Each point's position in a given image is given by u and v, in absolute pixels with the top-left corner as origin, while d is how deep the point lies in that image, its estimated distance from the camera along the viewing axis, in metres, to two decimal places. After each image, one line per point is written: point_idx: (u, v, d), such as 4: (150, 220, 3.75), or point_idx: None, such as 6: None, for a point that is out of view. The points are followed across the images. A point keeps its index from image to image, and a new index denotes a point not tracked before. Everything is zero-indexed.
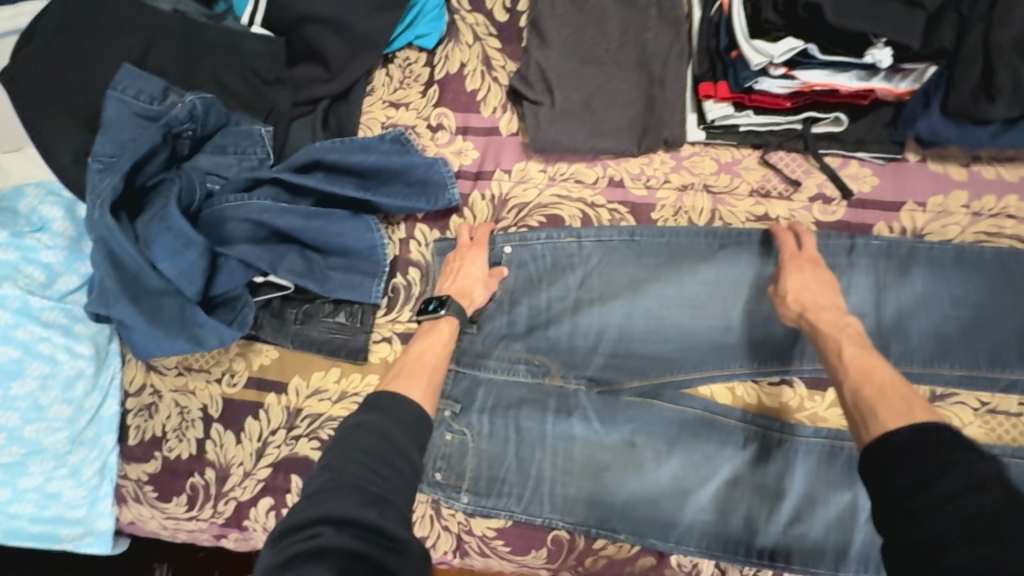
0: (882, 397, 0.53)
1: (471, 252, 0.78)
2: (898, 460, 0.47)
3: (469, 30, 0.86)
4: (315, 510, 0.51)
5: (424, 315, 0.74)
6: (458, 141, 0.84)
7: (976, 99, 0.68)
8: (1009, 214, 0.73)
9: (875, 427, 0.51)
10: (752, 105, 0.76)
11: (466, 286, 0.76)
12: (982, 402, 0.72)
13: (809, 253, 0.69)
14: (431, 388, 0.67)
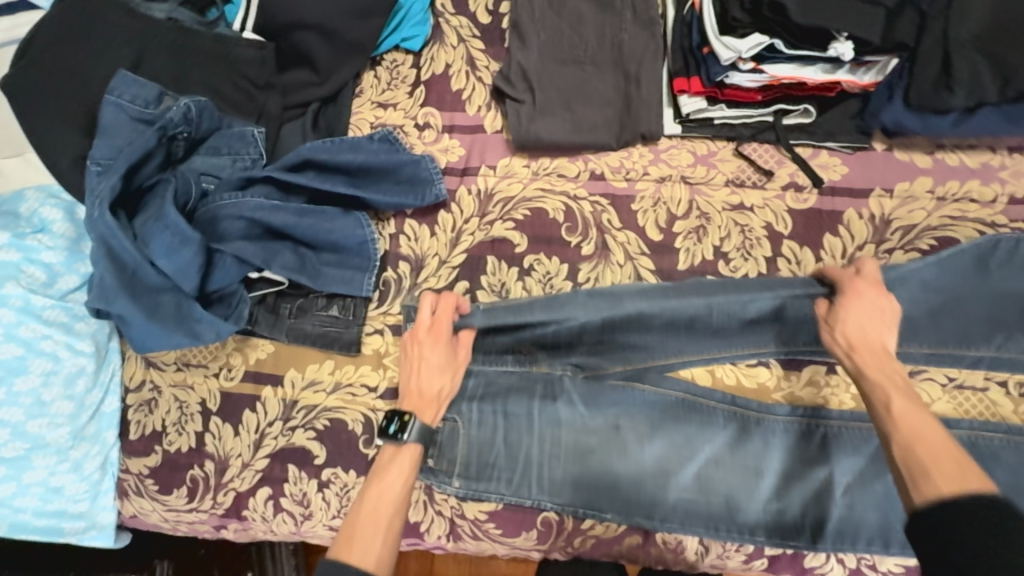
0: (936, 459, 0.55)
1: (431, 346, 0.77)
2: (952, 521, 0.50)
3: (454, 32, 0.89)
4: None
5: (387, 437, 0.73)
6: (444, 139, 0.87)
7: (938, 89, 0.72)
8: (972, 198, 0.76)
9: (927, 487, 0.54)
10: (725, 100, 0.79)
11: (433, 382, 0.77)
12: (949, 377, 0.74)
13: (869, 277, 0.71)
14: (389, 544, 0.65)
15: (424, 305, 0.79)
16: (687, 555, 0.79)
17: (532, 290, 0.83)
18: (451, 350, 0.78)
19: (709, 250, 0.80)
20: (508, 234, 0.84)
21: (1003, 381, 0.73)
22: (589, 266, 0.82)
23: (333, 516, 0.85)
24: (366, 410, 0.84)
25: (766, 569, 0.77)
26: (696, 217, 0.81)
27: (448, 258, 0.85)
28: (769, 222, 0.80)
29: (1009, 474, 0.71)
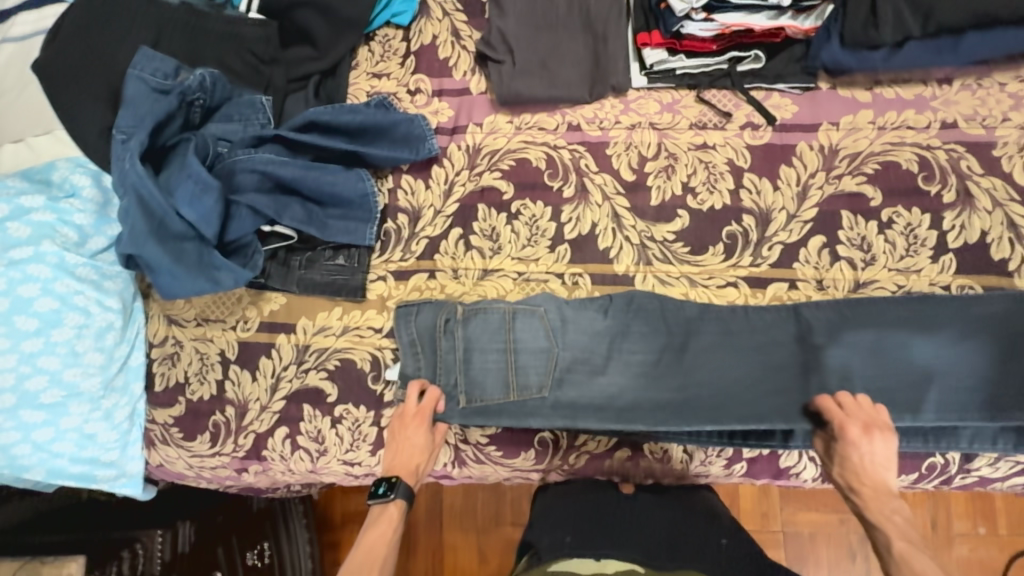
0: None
1: (413, 428, 0.84)
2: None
3: (439, 7, 0.99)
4: None
5: (375, 498, 0.83)
6: (434, 102, 0.96)
7: (867, 28, 0.82)
8: (909, 126, 0.85)
9: None
10: (684, 51, 0.89)
11: (408, 462, 0.84)
12: (899, 285, 0.82)
13: (859, 420, 0.75)
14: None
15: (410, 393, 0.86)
16: (673, 464, 0.87)
17: (520, 233, 0.91)
18: (431, 431, 0.86)
19: (678, 186, 0.89)
20: (496, 183, 0.93)
21: (947, 284, 0.81)
22: (570, 207, 0.91)
23: (346, 450, 0.92)
24: (373, 348, 0.92)
25: (745, 473, 0.86)
26: (665, 158, 0.90)
27: (443, 208, 0.93)
28: (730, 158, 0.88)
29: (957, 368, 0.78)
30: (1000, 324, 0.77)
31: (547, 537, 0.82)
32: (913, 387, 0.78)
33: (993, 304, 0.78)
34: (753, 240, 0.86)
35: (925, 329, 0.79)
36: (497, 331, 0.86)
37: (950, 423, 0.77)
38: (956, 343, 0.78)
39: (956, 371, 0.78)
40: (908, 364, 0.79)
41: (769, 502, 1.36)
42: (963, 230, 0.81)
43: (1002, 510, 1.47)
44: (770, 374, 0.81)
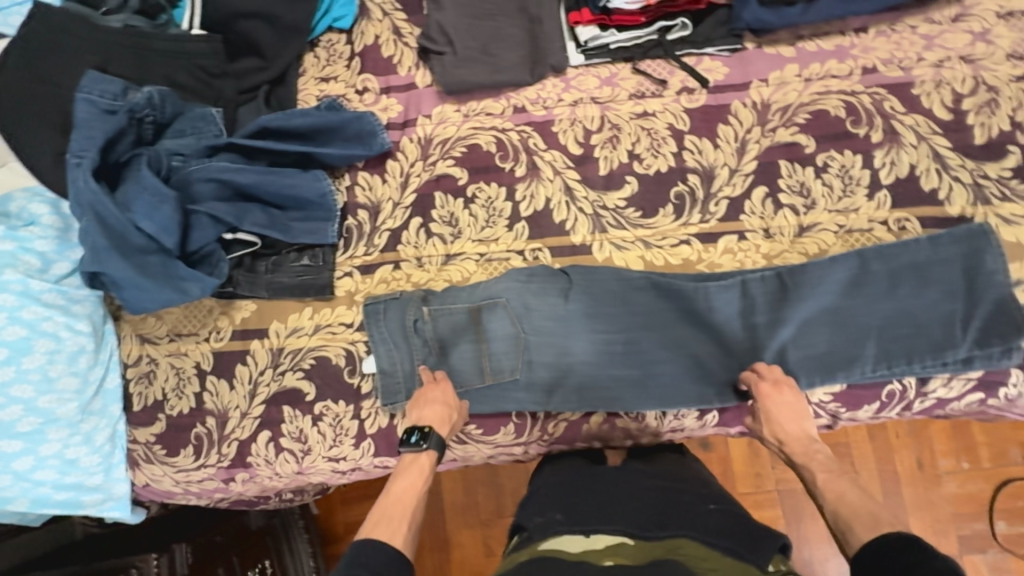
0: (850, 524, 0.68)
1: (436, 381, 0.86)
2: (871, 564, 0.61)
3: (379, 8, 1.01)
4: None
5: (406, 446, 0.80)
6: (383, 99, 0.99)
7: None
8: (833, 75, 0.89)
9: (857, 541, 0.66)
10: (615, 25, 0.93)
11: (438, 413, 0.83)
12: (840, 225, 0.86)
13: (771, 377, 0.82)
14: (407, 536, 0.73)
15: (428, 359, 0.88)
16: (648, 422, 0.90)
17: (478, 216, 0.94)
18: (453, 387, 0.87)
19: (624, 154, 0.92)
20: (450, 170, 0.96)
21: (884, 220, 0.85)
22: (524, 186, 0.94)
23: (330, 446, 0.93)
24: (346, 343, 0.93)
25: (718, 423, 0.89)
26: (609, 129, 0.93)
27: (401, 200, 0.96)
28: (670, 123, 0.92)
29: (903, 301, 0.82)
30: (935, 255, 0.82)
31: (537, 517, 0.78)
32: (851, 347, 0.83)
33: (916, 251, 0.82)
34: (700, 197, 0.90)
35: (857, 289, 0.83)
36: (465, 323, 0.87)
37: (897, 355, 0.82)
38: (888, 296, 0.83)
39: (892, 323, 0.82)
40: (847, 324, 0.83)
41: (760, 463, 1.39)
42: (893, 166, 0.86)
43: (982, 442, 1.53)
44: (722, 334, 0.86)
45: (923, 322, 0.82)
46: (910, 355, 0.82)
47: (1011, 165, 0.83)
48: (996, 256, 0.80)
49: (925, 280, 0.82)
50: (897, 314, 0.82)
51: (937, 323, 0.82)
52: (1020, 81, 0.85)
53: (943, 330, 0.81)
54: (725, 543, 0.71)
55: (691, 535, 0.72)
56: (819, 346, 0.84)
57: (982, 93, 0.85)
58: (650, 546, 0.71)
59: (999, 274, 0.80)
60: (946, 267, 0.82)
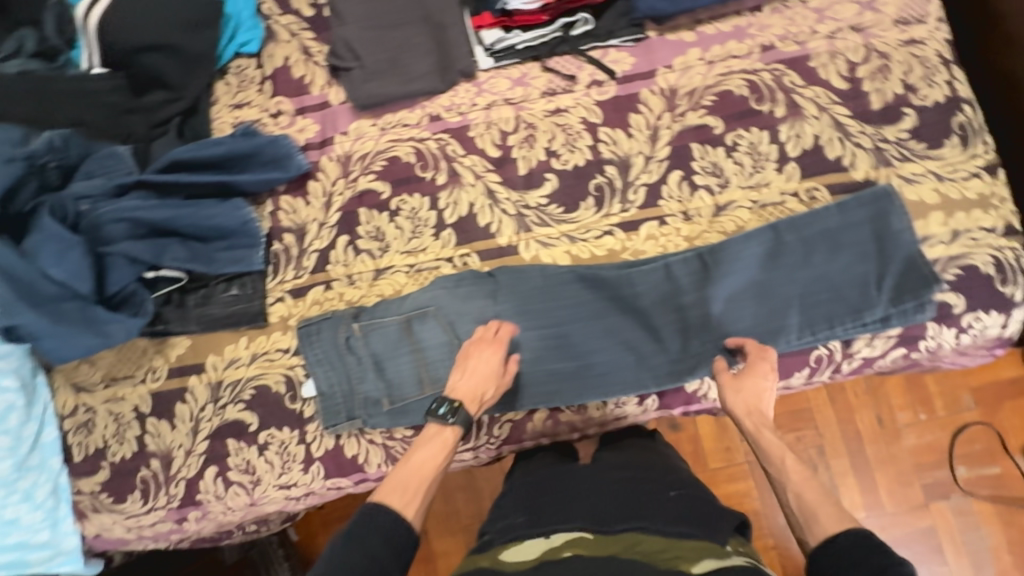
0: (816, 516, 0.69)
1: (485, 353, 0.82)
2: (841, 562, 0.63)
3: (285, 28, 1.01)
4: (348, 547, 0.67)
5: (433, 417, 0.80)
6: (298, 120, 0.98)
7: None
8: (734, 55, 0.91)
9: (818, 531, 0.68)
10: (518, 26, 0.94)
11: (476, 389, 0.81)
12: (753, 200, 0.88)
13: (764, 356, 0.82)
14: (418, 511, 0.74)
15: (485, 325, 0.85)
16: (592, 413, 0.91)
17: (404, 227, 0.94)
18: (503, 362, 0.83)
19: (541, 152, 0.93)
20: (373, 185, 0.96)
21: (795, 192, 0.88)
22: (446, 193, 0.94)
23: (279, 474, 0.92)
24: (285, 369, 0.93)
25: (658, 407, 0.90)
26: (524, 129, 0.94)
27: (326, 219, 0.96)
28: (583, 116, 0.94)
29: (818, 268, 0.85)
30: (845, 221, 0.85)
31: (499, 522, 0.80)
32: (775, 318, 0.85)
33: (826, 219, 0.85)
34: (619, 187, 0.91)
35: (775, 262, 0.86)
36: (397, 337, 0.87)
37: (818, 320, 0.85)
38: (804, 265, 0.85)
39: (811, 291, 0.85)
40: (769, 296, 0.86)
41: (729, 437, 1.42)
42: (799, 139, 0.88)
43: (934, 392, 1.59)
44: (652, 319, 0.88)
45: (840, 287, 0.84)
46: (830, 320, 0.84)
47: (908, 127, 0.86)
48: (901, 216, 0.83)
49: (837, 246, 0.85)
50: (815, 281, 0.85)
51: (854, 286, 0.84)
52: (908, 45, 0.88)
53: (859, 293, 0.84)
54: (683, 529, 0.73)
55: (648, 525, 0.74)
56: (745, 320, 0.86)
57: (874, 60, 0.88)
58: (608, 540, 0.72)
59: (905, 232, 0.83)
60: (856, 231, 0.84)
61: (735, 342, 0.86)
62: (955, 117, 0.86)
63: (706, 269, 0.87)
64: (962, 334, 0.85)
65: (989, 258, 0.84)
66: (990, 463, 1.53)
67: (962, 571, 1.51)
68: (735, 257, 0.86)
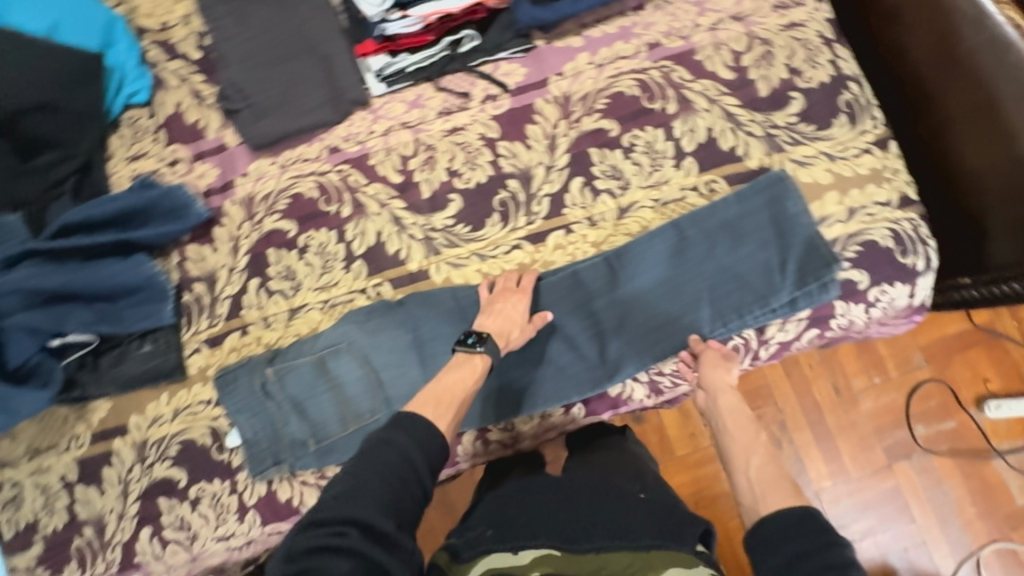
0: (773, 489, 0.69)
1: (513, 297, 0.84)
2: (784, 534, 0.64)
3: (174, 74, 0.99)
4: (378, 452, 0.67)
5: (461, 346, 0.80)
6: (197, 167, 0.97)
7: None
8: (622, 56, 0.91)
9: (771, 502, 0.68)
10: (405, 48, 0.93)
11: (502, 326, 0.82)
12: (655, 199, 0.89)
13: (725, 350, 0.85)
14: (450, 424, 0.75)
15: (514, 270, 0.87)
16: (522, 428, 0.90)
17: (314, 264, 0.93)
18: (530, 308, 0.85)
19: (442, 174, 0.93)
20: (279, 225, 0.94)
21: (695, 186, 0.88)
22: (352, 225, 0.93)
23: (215, 526, 0.90)
24: (209, 421, 0.91)
25: (586, 413, 0.90)
26: (424, 151, 0.94)
27: (235, 264, 0.94)
28: (481, 133, 0.93)
29: (721, 260, 0.86)
30: (743, 210, 0.85)
31: (469, 533, 0.81)
32: (686, 314, 0.86)
33: (725, 210, 0.86)
34: (522, 200, 0.91)
35: (681, 258, 0.86)
36: (312, 376, 0.86)
37: (728, 311, 0.85)
38: (709, 257, 0.86)
39: (719, 283, 0.86)
40: (679, 292, 0.86)
41: (692, 423, 1.42)
42: (692, 133, 0.89)
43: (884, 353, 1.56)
44: (567, 328, 0.88)
45: (745, 276, 0.85)
46: (741, 310, 0.85)
47: (796, 110, 0.87)
48: (796, 200, 0.84)
49: (738, 235, 0.85)
50: (720, 273, 0.86)
51: (758, 273, 0.85)
52: (788, 29, 0.89)
53: (764, 280, 0.84)
54: (650, 541, 0.75)
55: (614, 543, 0.75)
56: (657, 319, 0.86)
57: (757, 47, 0.89)
58: (578, 558, 0.74)
59: (802, 216, 0.84)
60: (755, 219, 0.85)
61: (649, 342, 0.86)
62: (841, 96, 0.87)
63: (612, 273, 0.88)
64: (872, 308, 0.86)
65: (888, 232, 0.85)
66: (947, 418, 1.50)
67: (929, 528, 1.46)
68: (638, 258, 0.87)
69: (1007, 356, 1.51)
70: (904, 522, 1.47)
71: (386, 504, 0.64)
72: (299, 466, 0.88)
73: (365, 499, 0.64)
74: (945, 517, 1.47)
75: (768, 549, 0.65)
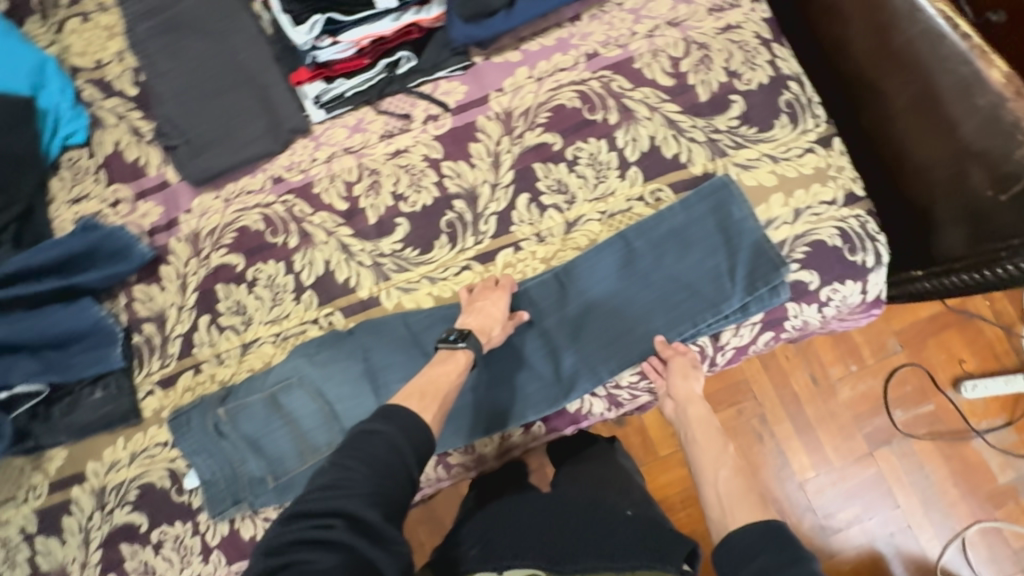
0: (739, 504, 0.71)
1: (495, 294, 0.84)
2: (748, 551, 0.65)
3: (111, 112, 0.97)
4: (363, 443, 0.66)
5: (444, 342, 0.80)
6: (140, 205, 0.95)
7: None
8: (560, 69, 0.91)
9: (738, 518, 0.70)
10: (341, 74, 0.92)
11: (483, 323, 0.81)
12: (602, 211, 0.88)
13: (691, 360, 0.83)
14: (436, 417, 0.74)
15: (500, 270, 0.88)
16: (483, 450, 0.89)
17: (264, 297, 0.92)
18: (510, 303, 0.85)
19: (388, 198, 0.92)
20: (226, 259, 0.93)
21: (641, 196, 0.87)
22: (300, 255, 0.92)
23: (181, 569, 0.88)
24: (167, 462, 0.90)
25: (547, 430, 0.89)
26: (368, 176, 0.93)
27: (184, 302, 0.93)
28: (425, 154, 0.92)
29: (669, 269, 0.85)
30: (688, 219, 0.85)
31: (454, 550, 0.82)
32: (641, 325, 0.85)
33: (670, 219, 0.85)
34: (469, 220, 0.90)
35: (632, 270, 0.86)
36: (266, 413, 0.86)
37: (680, 320, 0.84)
38: (657, 268, 0.86)
39: (669, 293, 0.85)
40: (631, 305, 0.86)
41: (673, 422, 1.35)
42: (635, 142, 0.88)
43: (859, 337, 1.42)
44: (520, 347, 0.88)
45: (696, 285, 0.84)
46: (692, 318, 0.84)
47: (737, 114, 0.87)
48: (741, 205, 0.84)
49: (685, 244, 0.85)
50: (669, 282, 0.85)
51: (709, 281, 0.84)
52: (725, 32, 0.88)
53: (713, 287, 0.84)
54: (635, 561, 0.74)
55: (599, 563, 0.74)
56: (612, 333, 0.86)
57: (695, 52, 0.88)
58: None
59: (748, 220, 0.83)
60: (702, 226, 0.85)
61: (603, 356, 0.86)
62: (781, 96, 0.87)
63: (562, 289, 0.87)
64: (825, 307, 0.86)
65: (835, 230, 0.85)
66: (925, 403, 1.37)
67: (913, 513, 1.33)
68: (586, 272, 0.87)
69: (982, 336, 1.38)
70: (886, 507, 1.33)
71: (373, 495, 0.63)
72: (260, 504, 0.86)
73: (352, 491, 0.63)
74: (928, 500, 1.33)
75: (735, 565, 0.66)
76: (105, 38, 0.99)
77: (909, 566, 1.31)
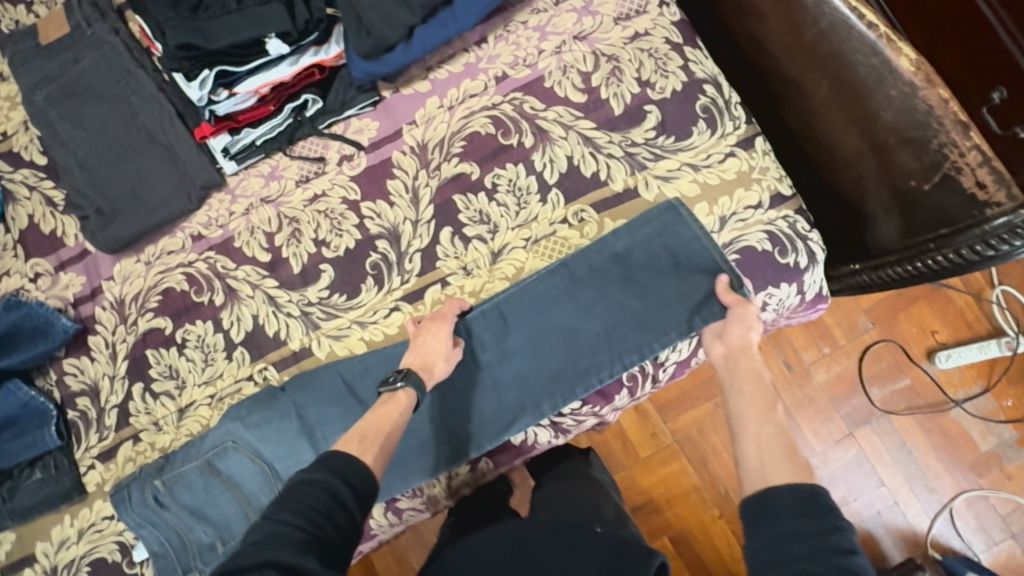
0: (777, 460, 0.58)
1: (436, 327, 0.80)
2: (774, 515, 0.54)
3: (22, 184, 0.95)
4: (295, 495, 0.58)
5: (384, 386, 0.75)
6: (61, 277, 0.93)
7: (362, 36, 0.84)
8: (471, 95, 0.89)
9: (772, 477, 0.56)
10: (246, 124, 0.91)
11: (426, 358, 0.78)
12: (526, 238, 0.86)
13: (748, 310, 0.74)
14: (380, 459, 0.67)
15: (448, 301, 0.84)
16: (433, 492, 0.87)
17: (195, 358, 0.89)
18: (451, 331, 0.81)
19: (310, 245, 0.89)
20: (153, 324, 0.91)
21: (566, 218, 0.85)
22: (227, 311, 0.89)
23: None
24: (115, 536, 0.87)
25: (495, 466, 0.87)
26: (287, 225, 0.90)
27: (116, 371, 0.91)
28: (343, 196, 0.90)
29: (596, 296, 0.84)
30: (629, 245, 0.83)
31: None
32: (583, 356, 0.83)
33: (613, 244, 0.83)
34: (394, 260, 0.88)
35: (573, 299, 0.84)
36: (205, 480, 0.85)
37: (621, 354, 0.82)
38: (600, 296, 0.84)
39: (616, 322, 0.83)
40: (573, 336, 0.84)
41: (652, 418, 1.17)
42: (553, 163, 0.86)
43: (827, 316, 1.23)
44: (462, 387, 0.85)
45: (641, 311, 0.82)
46: (639, 348, 0.82)
47: (653, 124, 0.85)
48: (690, 225, 0.81)
49: (627, 270, 0.83)
50: (602, 307, 0.83)
51: (654, 306, 0.82)
52: (633, 41, 0.87)
53: (660, 317, 0.82)
54: None
55: None
56: (557, 366, 0.84)
57: (604, 64, 0.87)
58: None
59: (698, 239, 0.81)
60: (649, 249, 0.82)
61: (543, 392, 0.84)
62: (697, 101, 0.85)
63: (496, 323, 0.85)
64: (762, 313, 0.84)
65: (763, 235, 0.83)
66: (898, 378, 1.20)
67: (901, 491, 1.18)
68: (518, 307, 0.85)
69: (950, 304, 1.21)
70: (870, 486, 1.18)
71: (307, 540, 0.55)
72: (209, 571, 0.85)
73: (282, 540, 0.54)
74: (912, 476, 1.18)
75: (756, 527, 0.54)
76: (8, 108, 0.97)
77: (898, 545, 1.17)
